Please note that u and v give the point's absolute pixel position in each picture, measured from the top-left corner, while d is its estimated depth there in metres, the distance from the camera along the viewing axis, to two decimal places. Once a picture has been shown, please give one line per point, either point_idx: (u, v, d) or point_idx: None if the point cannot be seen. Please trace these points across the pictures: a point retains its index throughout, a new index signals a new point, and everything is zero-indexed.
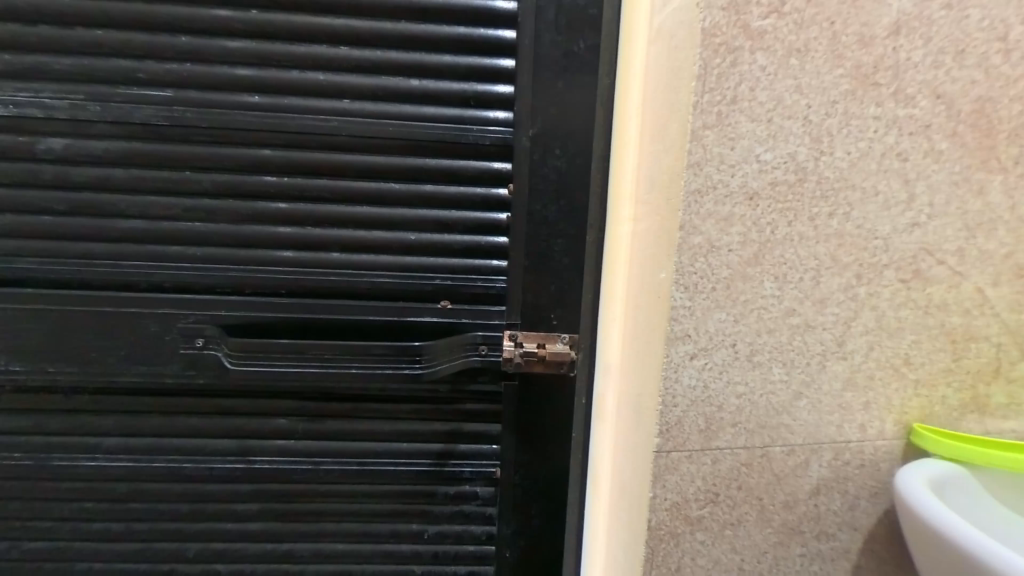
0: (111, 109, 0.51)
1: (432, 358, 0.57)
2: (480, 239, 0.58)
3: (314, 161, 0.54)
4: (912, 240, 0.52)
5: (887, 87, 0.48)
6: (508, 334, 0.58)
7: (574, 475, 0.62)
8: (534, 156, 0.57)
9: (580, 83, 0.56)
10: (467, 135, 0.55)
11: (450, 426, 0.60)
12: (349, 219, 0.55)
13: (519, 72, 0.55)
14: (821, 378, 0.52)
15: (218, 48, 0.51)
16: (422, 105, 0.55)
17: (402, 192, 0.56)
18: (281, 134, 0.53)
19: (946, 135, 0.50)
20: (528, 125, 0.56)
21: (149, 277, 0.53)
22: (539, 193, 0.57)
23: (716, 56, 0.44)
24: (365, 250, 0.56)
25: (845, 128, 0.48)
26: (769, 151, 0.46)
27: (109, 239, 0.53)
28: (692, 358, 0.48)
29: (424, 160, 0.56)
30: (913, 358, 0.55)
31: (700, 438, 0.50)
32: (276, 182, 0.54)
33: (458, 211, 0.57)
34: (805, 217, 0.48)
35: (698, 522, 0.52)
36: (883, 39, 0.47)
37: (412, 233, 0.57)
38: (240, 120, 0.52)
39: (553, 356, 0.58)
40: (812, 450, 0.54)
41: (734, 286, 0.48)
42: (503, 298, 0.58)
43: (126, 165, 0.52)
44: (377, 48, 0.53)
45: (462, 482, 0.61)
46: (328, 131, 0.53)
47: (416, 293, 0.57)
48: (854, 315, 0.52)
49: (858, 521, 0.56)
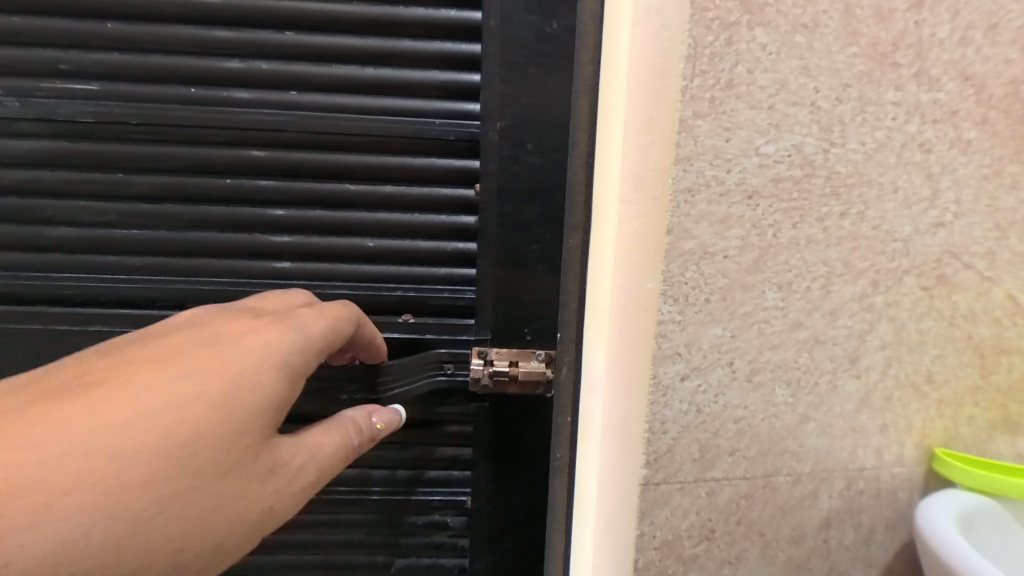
0: (32, 105, 0.46)
1: (393, 378, 0.52)
2: (446, 245, 0.53)
3: (264, 160, 0.49)
4: (936, 243, 0.46)
5: (908, 68, 0.42)
6: (477, 350, 0.53)
7: (557, 505, 0.55)
8: (505, 151, 0.50)
9: (553, 68, 0.48)
10: (430, 129, 0.50)
11: (418, 449, 0.56)
12: (305, 224, 0.50)
13: (489, 58, 0.49)
14: (830, 399, 0.46)
15: (151, 35, 0.46)
16: (382, 96, 0.50)
17: (360, 194, 0.51)
18: (227, 131, 0.48)
19: (974, 123, 0.44)
20: (497, 117, 0.50)
21: (84, 290, 0.49)
22: (511, 194, 0.50)
23: (709, 34, 0.38)
24: (325, 259, 0.51)
25: (859, 116, 0.42)
26: (771, 143, 0.40)
27: (39, 249, 0.48)
28: (683, 380, 0.43)
29: (384, 158, 0.51)
30: (936, 374, 0.49)
31: (693, 468, 0.45)
32: (222, 185, 0.49)
33: (422, 214, 0.52)
34: (813, 216, 0.42)
35: (692, 560, 0.46)
36: (904, 12, 0.41)
37: (371, 239, 0.52)
38: (179, 114, 0.47)
39: (527, 376, 0.52)
40: (821, 479, 0.48)
41: (732, 297, 0.42)
42: (473, 310, 0.54)
43: (55, 166, 0.48)
44: (334, 32, 0.48)
45: (431, 510, 0.57)
46: (278, 127, 0.48)
47: (378, 304, 0.53)
48: (869, 328, 0.46)
49: (872, 557, 0.50)
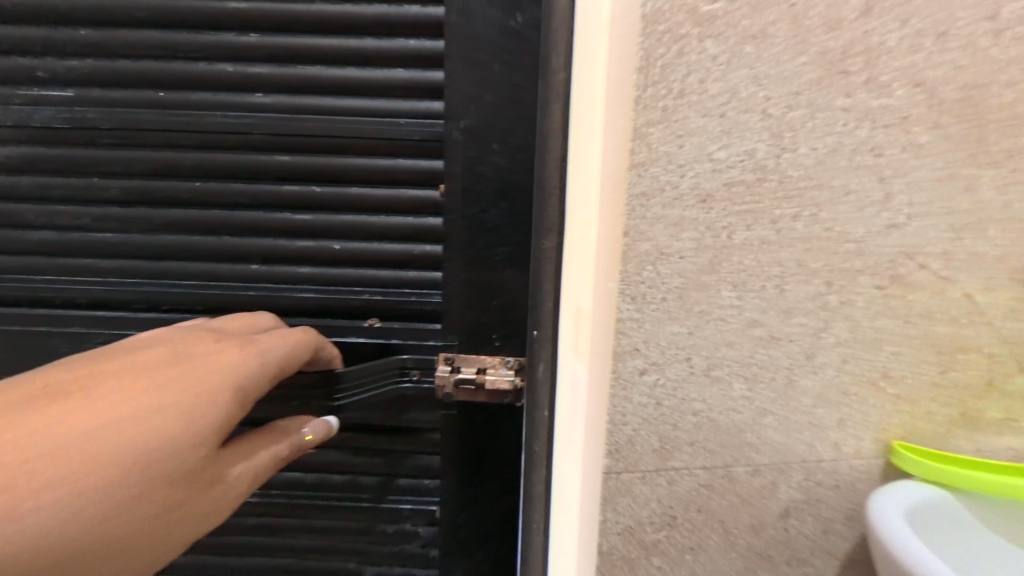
0: (83, 125, 0.60)
1: (364, 379, 0.63)
2: (411, 249, 0.64)
3: (255, 170, 0.61)
4: (891, 244, 0.47)
5: (858, 75, 0.43)
6: (444, 357, 0.60)
7: (539, 519, 0.52)
8: (470, 148, 0.57)
9: (518, 67, 0.55)
10: (399, 134, 0.60)
11: (392, 457, 0.68)
12: (290, 232, 0.63)
13: (460, 82, 0.56)
14: (787, 393, 0.48)
15: (171, 70, 0.59)
16: (350, 105, 0.60)
17: (334, 200, 0.62)
18: (224, 149, 0.61)
19: (927, 127, 0.46)
20: (461, 117, 0.56)
21: (127, 284, 0.63)
22: (475, 192, 0.58)
23: (660, 46, 0.40)
24: (302, 262, 0.64)
25: (809, 122, 0.43)
26: (723, 149, 0.42)
27: (92, 249, 0.63)
28: (641, 374, 0.45)
29: (353, 167, 0.61)
30: (893, 371, 0.50)
31: (653, 458, 0.47)
32: (191, 188, 0.61)
33: (389, 222, 0.63)
34: (766, 219, 0.44)
35: (653, 547, 0.48)
36: (852, 22, 0.43)
37: (344, 245, 0.63)
38: (175, 135, 0.60)
39: (492, 385, 0.58)
40: (779, 471, 0.50)
41: (688, 296, 0.44)
42: (437, 313, 0.64)
43: (102, 177, 0.62)
44: (312, 62, 0.59)
45: (403, 510, 0.70)
46: (245, 131, 0.60)
47: (352, 304, 0.64)
48: (825, 325, 0.48)
49: (833, 546, 0.52)
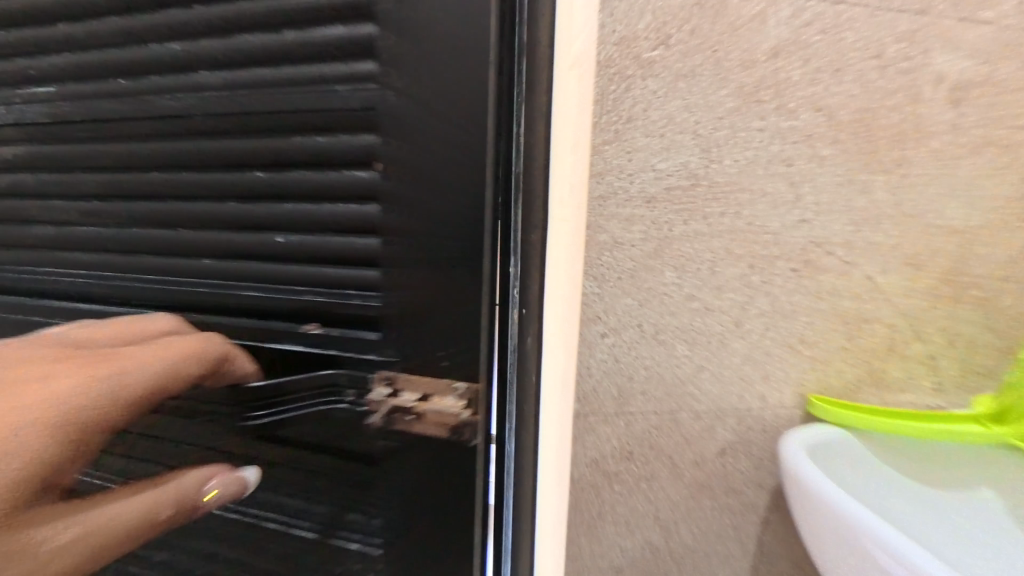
0: (95, 118, 0.69)
1: (313, 391, 0.65)
2: (346, 241, 0.60)
3: (205, 153, 0.64)
4: (802, 235, 0.60)
5: (770, 103, 0.56)
6: (383, 375, 0.60)
7: (528, 467, 0.61)
8: (415, 118, 0.54)
9: (466, 29, 0.52)
10: (332, 105, 0.57)
11: (344, 488, 0.65)
12: (236, 225, 0.65)
13: (401, 55, 0.53)
14: (721, 354, 0.61)
15: (150, 64, 0.64)
16: (282, 73, 0.59)
17: (269, 187, 0.62)
18: (182, 137, 0.65)
19: (828, 143, 0.58)
20: (398, 86, 0.54)
21: (127, 270, 0.72)
22: (416, 168, 0.55)
23: (611, 83, 0.53)
24: (235, 260, 0.66)
25: (731, 139, 0.56)
26: (663, 161, 0.55)
27: (102, 237, 0.72)
28: (602, 337, 0.58)
29: (289, 147, 0.60)
30: (808, 337, 0.63)
31: (613, 403, 0.59)
32: (149, 179, 0.68)
33: (324, 208, 0.60)
34: (699, 215, 0.57)
35: (615, 476, 0.61)
36: (763, 62, 0.55)
37: (282, 239, 0.63)
38: (134, 126, 0.67)
39: (433, 409, 0.58)
40: (716, 417, 0.62)
41: (638, 276, 0.57)
42: (378, 314, 0.60)
43: (105, 169, 0.70)
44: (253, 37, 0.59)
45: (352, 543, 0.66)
46: (186, 112, 0.64)
47: (296, 302, 0.64)
48: (750, 300, 0.60)
49: (763, 480, 0.64)
